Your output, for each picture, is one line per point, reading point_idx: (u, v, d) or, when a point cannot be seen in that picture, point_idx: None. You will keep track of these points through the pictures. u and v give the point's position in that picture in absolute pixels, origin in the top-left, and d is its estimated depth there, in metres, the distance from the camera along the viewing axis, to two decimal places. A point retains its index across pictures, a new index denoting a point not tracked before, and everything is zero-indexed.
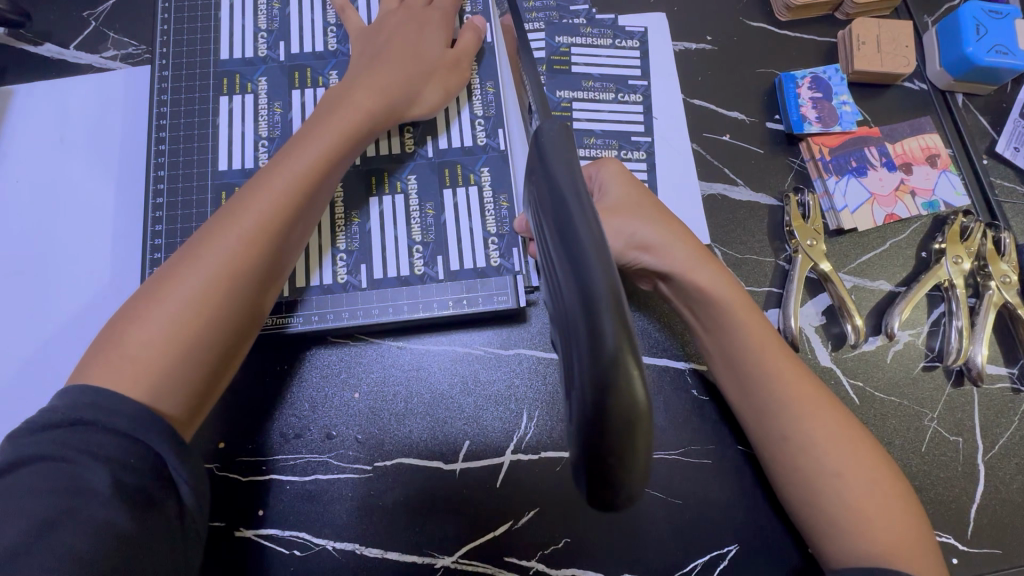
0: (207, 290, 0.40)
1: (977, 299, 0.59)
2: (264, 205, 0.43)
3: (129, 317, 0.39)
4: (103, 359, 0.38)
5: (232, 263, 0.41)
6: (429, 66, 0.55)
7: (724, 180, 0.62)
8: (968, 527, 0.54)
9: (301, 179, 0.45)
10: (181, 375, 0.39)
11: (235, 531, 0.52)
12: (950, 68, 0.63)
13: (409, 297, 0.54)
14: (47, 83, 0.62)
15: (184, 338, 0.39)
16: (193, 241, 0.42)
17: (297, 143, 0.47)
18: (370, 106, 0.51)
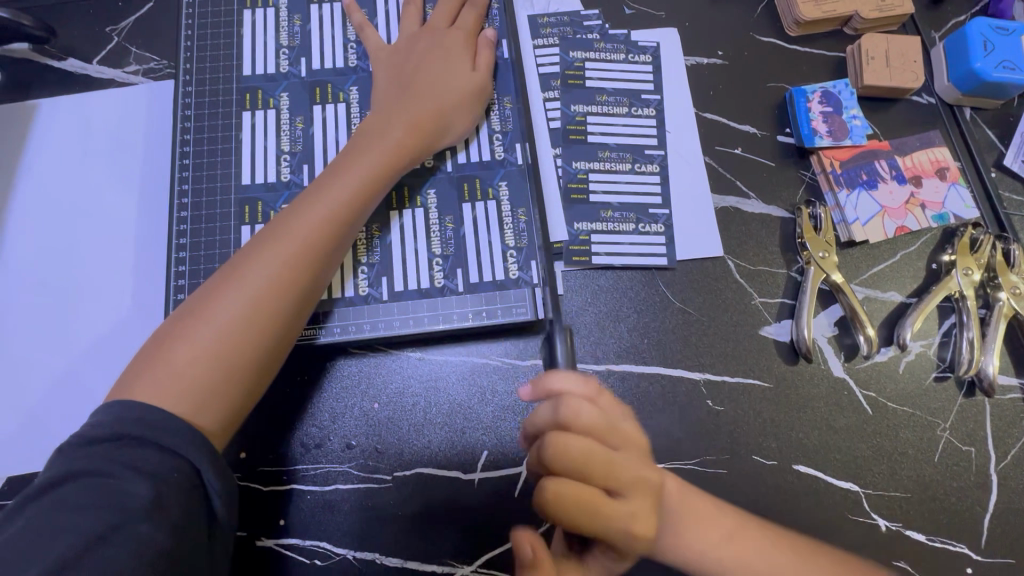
0: (249, 311, 0.44)
1: (987, 310, 0.59)
2: (305, 232, 0.47)
3: (174, 333, 0.43)
4: (148, 371, 0.41)
5: (273, 287, 0.45)
6: (456, 98, 0.56)
7: (736, 193, 0.63)
8: (982, 538, 0.54)
9: (339, 210, 0.49)
10: (219, 391, 0.42)
11: (256, 540, 0.53)
12: (958, 82, 0.64)
13: (428, 309, 0.55)
14: (71, 98, 0.63)
15: (225, 356, 0.43)
16: (236, 263, 0.46)
17: (334, 174, 0.50)
18: (403, 141, 0.53)
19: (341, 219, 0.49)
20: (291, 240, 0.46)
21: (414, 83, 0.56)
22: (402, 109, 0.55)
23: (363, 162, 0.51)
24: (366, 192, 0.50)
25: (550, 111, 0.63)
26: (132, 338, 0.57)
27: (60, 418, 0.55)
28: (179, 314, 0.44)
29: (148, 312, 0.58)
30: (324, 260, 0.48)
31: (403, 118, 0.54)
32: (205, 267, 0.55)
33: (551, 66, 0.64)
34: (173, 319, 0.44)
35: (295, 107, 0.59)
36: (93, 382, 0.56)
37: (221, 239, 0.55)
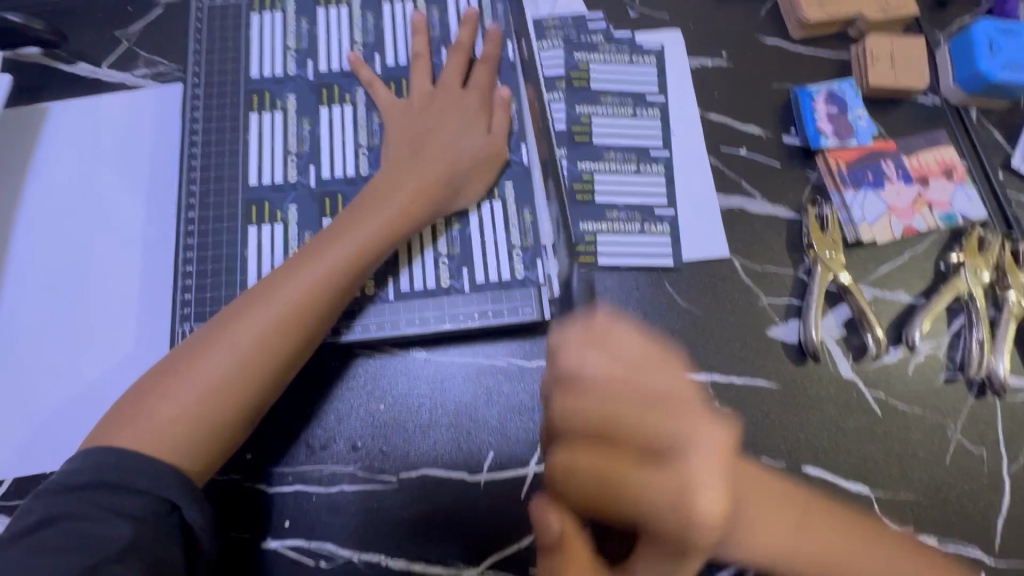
0: (232, 371, 0.46)
1: (997, 310, 0.59)
2: (294, 297, 0.48)
3: (160, 384, 0.46)
4: (130, 421, 0.44)
5: (255, 348, 0.47)
6: (466, 165, 0.56)
7: (742, 193, 0.63)
8: (995, 541, 0.54)
9: (327, 277, 0.50)
10: (196, 443, 0.44)
11: (262, 541, 0.52)
12: (963, 84, 0.64)
13: (429, 308, 0.55)
14: (80, 101, 0.64)
15: (204, 415, 0.45)
16: (225, 320, 0.48)
17: (328, 237, 0.51)
18: (403, 211, 0.53)
19: (328, 285, 0.49)
20: (279, 304, 0.48)
21: (425, 146, 0.57)
22: (408, 173, 0.55)
23: (359, 229, 0.52)
24: (358, 259, 0.51)
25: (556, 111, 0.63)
26: (139, 337, 0.57)
27: (66, 418, 0.55)
28: (166, 363, 0.47)
29: (155, 313, 0.58)
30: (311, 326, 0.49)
31: (410, 183, 0.55)
32: (212, 267, 0.55)
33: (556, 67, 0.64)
34: (159, 367, 0.47)
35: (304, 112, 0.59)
36: (100, 381, 0.56)
37: (227, 240, 0.56)
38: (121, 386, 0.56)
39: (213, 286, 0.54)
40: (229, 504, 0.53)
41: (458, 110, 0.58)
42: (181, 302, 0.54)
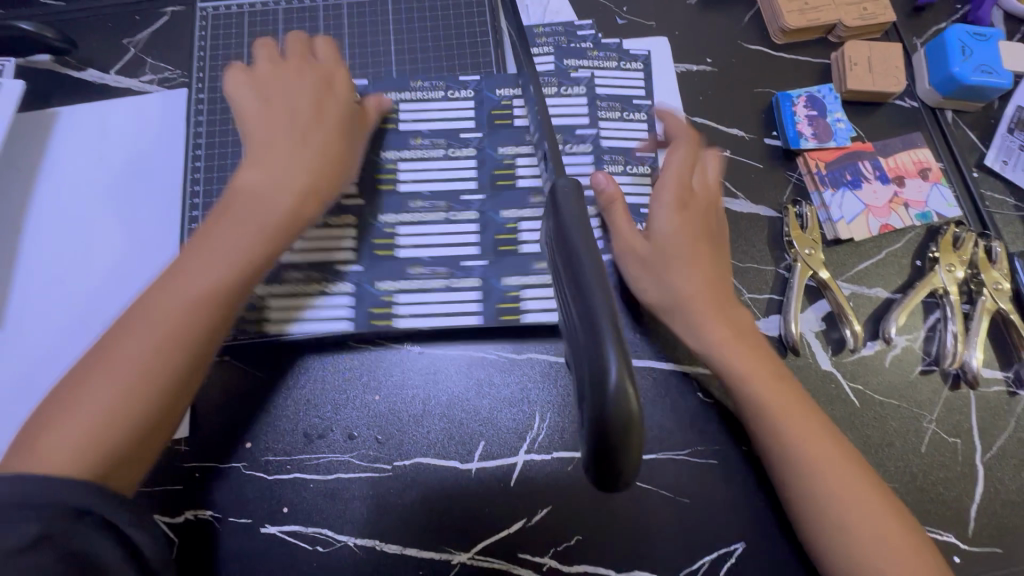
0: (128, 383, 0.41)
1: (971, 305, 0.61)
2: (179, 301, 0.44)
3: (45, 418, 0.40)
4: (17, 457, 0.39)
5: (149, 356, 0.42)
6: (342, 161, 0.55)
7: (725, 193, 0.65)
8: (969, 526, 0.55)
9: (219, 273, 0.46)
10: (97, 460, 0.40)
11: (260, 527, 0.54)
12: (938, 86, 0.66)
13: (412, 307, 0.58)
14: (88, 106, 0.66)
15: (109, 423, 0.40)
16: (119, 328, 0.43)
17: (212, 233, 0.48)
18: (290, 205, 0.50)
19: (229, 278, 0.46)
20: (166, 309, 0.44)
21: (286, 138, 0.53)
22: (274, 167, 0.51)
23: (247, 223, 0.48)
24: (255, 252, 0.48)
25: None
26: None
27: None
28: (48, 400, 0.42)
29: None
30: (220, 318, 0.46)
31: (271, 179, 0.51)
32: None
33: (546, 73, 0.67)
34: (43, 405, 0.41)
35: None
36: None
37: None
38: None
39: None
40: (229, 491, 0.55)
41: (315, 102, 0.56)
42: None
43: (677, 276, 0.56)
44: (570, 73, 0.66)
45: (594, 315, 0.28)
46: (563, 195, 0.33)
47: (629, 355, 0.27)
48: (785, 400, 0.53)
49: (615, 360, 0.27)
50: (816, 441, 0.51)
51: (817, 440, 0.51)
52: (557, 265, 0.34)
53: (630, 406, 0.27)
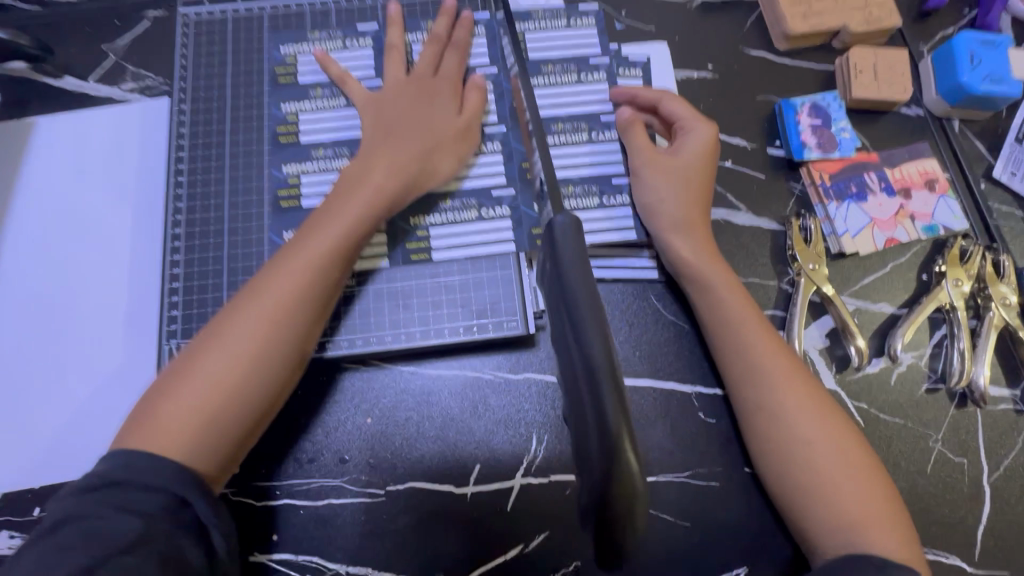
0: (236, 368, 0.45)
1: (978, 321, 0.59)
2: (287, 285, 0.47)
3: (160, 392, 0.44)
4: (137, 426, 0.43)
5: (257, 342, 0.45)
6: (440, 138, 0.55)
7: (726, 206, 0.63)
8: (975, 549, 0.54)
9: (319, 258, 0.48)
10: (208, 442, 0.43)
11: (249, 556, 0.53)
12: (946, 95, 0.64)
13: (451, 242, 0.57)
14: (66, 116, 0.64)
15: (211, 413, 0.44)
16: (220, 321, 0.46)
17: (321, 218, 0.50)
18: (384, 185, 0.52)
19: (326, 265, 0.48)
20: (273, 295, 0.47)
21: (397, 125, 0.54)
22: (385, 152, 0.53)
23: (344, 210, 0.50)
24: (350, 239, 0.50)
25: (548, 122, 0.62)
26: (128, 355, 0.57)
27: (54, 434, 0.55)
28: (167, 371, 0.45)
29: (143, 328, 0.58)
30: (318, 304, 0.48)
31: (384, 161, 0.52)
32: (199, 282, 0.55)
33: (541, 75, 0.63)
34: (162, 376, 0.45)
35: (312, 66, 0.61)
36: (89, 398, 0.56)
37: (215, 256, 0.56)
38: (109, 401, 0.56)
39: (200, 303, 0.54)
40: None
41: (425, 89, 0.57)
42: (168, 318, 0.54)
43: (680, 202, 0.56)
44: (568, 79, 0.63)
45: (590, 361, 0.28)
46: (560, 234, 0.32)
47: (626, 399, 0.28)
48: (811, 421, 0.48)
49: (611, 403, 0.27)
50: (835, 462, 0.47)
51: (833, 443, 0.47)
52: (551, 306, 0.33)
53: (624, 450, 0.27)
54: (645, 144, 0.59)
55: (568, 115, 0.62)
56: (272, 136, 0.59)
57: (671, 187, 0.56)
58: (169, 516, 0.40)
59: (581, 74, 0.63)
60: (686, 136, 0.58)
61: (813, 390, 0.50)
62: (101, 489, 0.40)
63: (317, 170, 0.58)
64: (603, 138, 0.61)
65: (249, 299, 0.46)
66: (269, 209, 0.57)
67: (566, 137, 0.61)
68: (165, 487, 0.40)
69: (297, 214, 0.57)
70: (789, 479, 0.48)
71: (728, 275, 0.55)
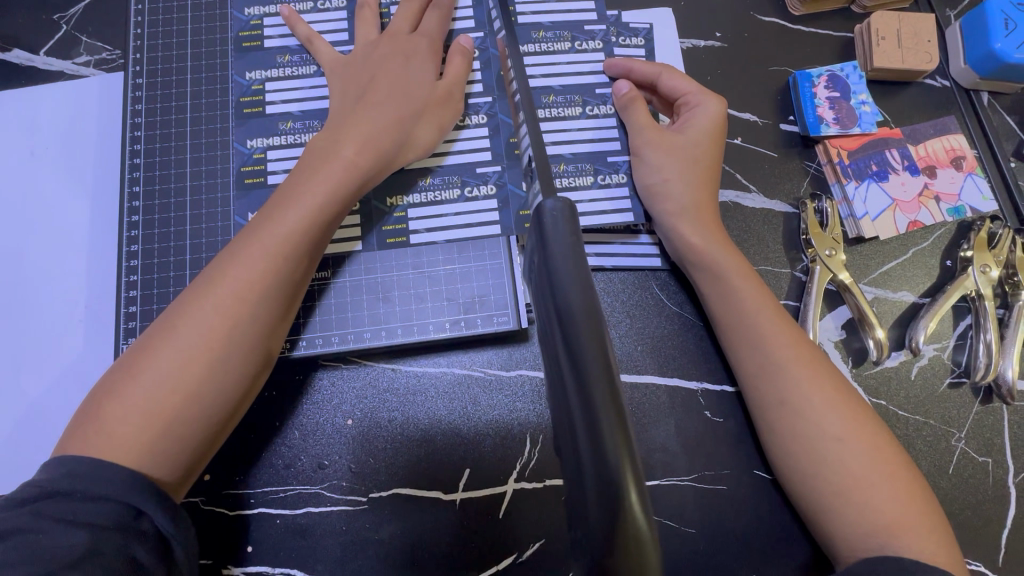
0: (191, 364, 0.40)
1: (1005, 309, 0.55)
2: (249, 272, 0.42)
3: (106, 393, 0.40)
4: (82, 429, 0.39)
5: (216, 335, 0.41)
6: (417, 105, 0.50)
7: (736, 187, 0.58)
8: (1000, 554, 0.51)
9: (285, 242, 0.43)
10: (163, 447, 0.39)
11: (223, 569, 0.49)
12: (975, 65, 0.59)
13: (432, 223, 0.53)
14: (15, 93, 0.58)
15: (164, 415, 0.39)
16: (173, 314, 0.42)
17: (287, 197, 0.45)
18: (357, 159, 0.46)
19: (294, 250, 0.44)
20: (232, 283, 0.42)
21: (369, 93, 0.49)
22: (357, 123, 0.48)
23: (313, 188, 0.45)
24: (319, 221, 0.45)
25: (539, 95, 0.56)
26: (87, 354, 0.53)
27: (8, 440, 0.51)
28: (115, 366, 0.41)
29: (104, 325, 0.53)
30: (286, 293, 0.44)
31: (356, 133, 0.47)
32: (159, 276, 0.50)
33: (531, 43, 0.57)
34: (109, 373, 0.41)
35: (280, 31, 0.55)
36: (46, 401, 0.52)
37: (176, 246, 0.51)
38: (67, 404, 0.52)
39: (161, 297, 0.50)
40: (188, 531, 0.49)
41: (400, 51, 0.52)
42: (125, 315, 0.49)
43: (686, 182, 0.51)
44: (565, 48, 0.58)
45: (582, 369, 0.24)
46: (550, 222, 0.27)
47: (627, 420, 0.23)
48: (836, 422, 0.44)
49: (608, 424, 0.22)
50: (865, 467, 0.42)
51: (858, 449, 0.43)
52: (538, 304, 0.29)
53: (626, 490, 0.22)
54: (647, 120, 0.54)
55: (562, 87, 0.57)
56: (235, 107, 0.53)
57: (675, 168, 0.52)
58: (124, 535, 0.35)
59: (576, 41, 0.58)
60: (692, 111, 0.53)
61: (837, 388, 0.45)
62: (47, 502, 0.35)
63: (286, 144, 0.52)
64: (600, 113, 0.56)
65: (205, 289, 0.42)
66: (232, 192, 0.52)
67: (560, 112, 0.56)
68: (116, 503, 0.36)
69: (260, 194, 0.51)
70: (811, 486, 0.43)
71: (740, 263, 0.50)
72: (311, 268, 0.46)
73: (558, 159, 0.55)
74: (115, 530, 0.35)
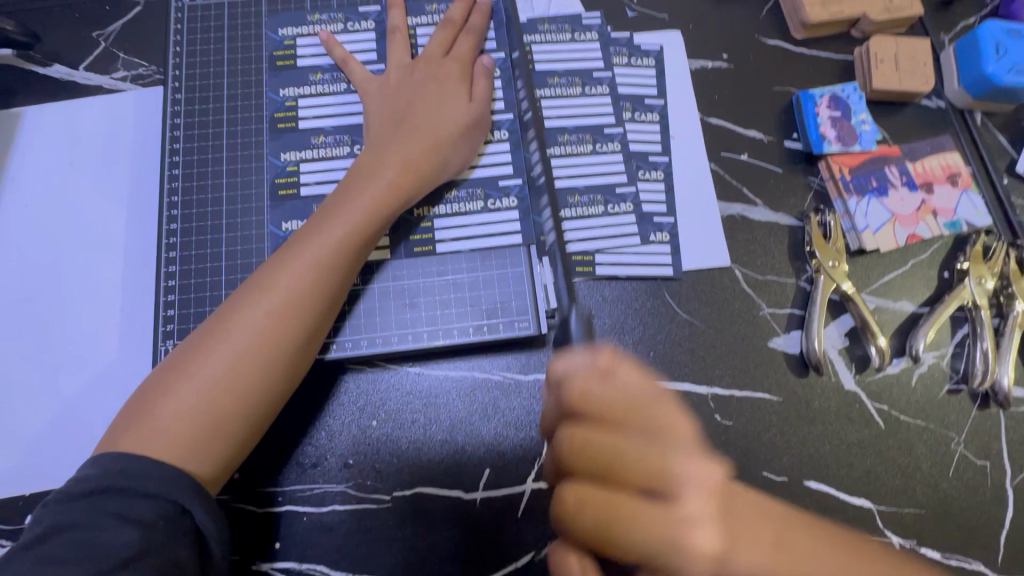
0: (240, 366, 0.43)
1: (1001, 319, 0.58)
2: (297, 280, 0.45)
3: (157, 390, 0.42)
4: (133, 425, 0.41)
5: (263, 340, 0.43)
6: (450, 128, 0.53)
7: (743, 201, 0.61)
8: (999, 554, 0.53)
9: (330, 253, 0.46)
10: (207, 443, 0.41)
11: (252, 564, 0.51)
12: (970, 87, 0.62)
13: (456, 232, 0.55)
14: (55, 106, 0.61)
15: (210, 414, 0.41)
16: (221, 318, 0.44)
17: (330, 213, 0.48)
18: (397, 181, 0.50)
19: (336, 262, 0.46)
20: (280, 291, 0.45)
21: (404, 117, 0.53)
22: (396, 147, 0.51)
23: (353, 206, 0.48)
24: (361, 236, 0.48)
25: (554, 135, 0.60)
26: (122, 356, 0.55)
27: (45, 439, 0.53)
28: (166, 365, 0.43)
29: (140, 327, 0.56)
30: (326, 302, 0.46)
31: (396, 155, 0.50)
32: (196, 281, 0.53)
33: (547, 89, 0.61)
34: (161, 370, 0.43)
35: (313, 51, 0.58)
36: (82, 401, 0.54)
37: (212, 253, 0.53)
38: (101, 404, 0.54)
39: (198, 301, 0.52)
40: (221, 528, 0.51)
41: (431, 75, 0.55)
42: (163, 319, 0.51)
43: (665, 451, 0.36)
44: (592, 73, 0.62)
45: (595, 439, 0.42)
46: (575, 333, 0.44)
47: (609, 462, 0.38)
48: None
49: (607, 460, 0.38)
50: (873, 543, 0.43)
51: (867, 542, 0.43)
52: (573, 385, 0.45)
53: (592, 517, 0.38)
54: (574, 404, 0.38)
55: (575, 127, 0.61)
56: (270, 122, 0.56)
57: (591, 503, 0.36)
58: (170, 531, 0.37)
59: (586, 87, 0.62)
60: (601, 395, 0.38)
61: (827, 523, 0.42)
62: (98, 498, 0.37)
63: (318, 158, 0.55)
64: (607, 151, 0.60)
65: (252, 297, 0.44)
66: (267, 203, 0.54)
67: (573, 150, 0.60)
68: (162, 499, 0.38)
69: (294, 204, 0.54)
70: None
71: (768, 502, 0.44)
72: (350, 280, 0.48)
73: (571, 191, 0.59)
74: (160, 526, 0.37)
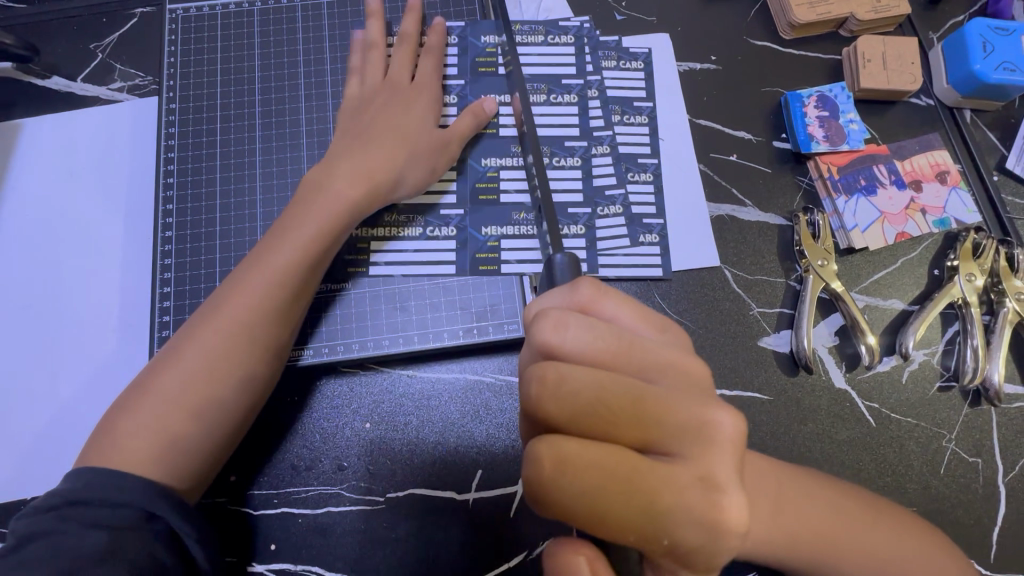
0: (197, 381, 0.43)
1: (992, 316, 0.58)
2: (251, 295, 0.46)
3: (122, 409, 0.43)
4: (98, 444, 0.42)
5: (220, 354, 0.44)
6: (412, 149, 0.54)
7: (732, 201, 0.62)
8: (992, 552, 0.53)
9: (282, 266, 0.47)
10: (174, 457, 0.42)
11: (247, 566, 0.51)
12: (958, 85, 0.62)
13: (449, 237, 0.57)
14: (54, 117, 0.62)
15: (172, 428, 0.42)
16: (182, 338, 0.45)
17: (285, 229, 0.49)
18: (347, 194, 0.50)
19: (289, 276, 0.47)
20: (235, 308, 0.45)
21: (366, 139, 0.53)
22: (353, 161, 0.52)
23: (306, 221, 0.49)
24: (313, 248, 0.48)
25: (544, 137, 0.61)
26: (120, 362, 0.56)
27: (45, 445, 0.54)
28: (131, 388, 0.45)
29: (136, 334, 0.57)
30: (282, 315, 0.47)
31: (348, 169, 0.51)
32: (191, 288, 0.53)
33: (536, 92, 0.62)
34: (127, 392, 0.45)
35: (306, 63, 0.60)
36: (80, 407, 0.55)
37: (207, 260, 0.54)
38: (99, 410, 0.55)
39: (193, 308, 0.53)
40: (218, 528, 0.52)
41: (406, 95, 0.56)
42: (159, 324, 0.53)
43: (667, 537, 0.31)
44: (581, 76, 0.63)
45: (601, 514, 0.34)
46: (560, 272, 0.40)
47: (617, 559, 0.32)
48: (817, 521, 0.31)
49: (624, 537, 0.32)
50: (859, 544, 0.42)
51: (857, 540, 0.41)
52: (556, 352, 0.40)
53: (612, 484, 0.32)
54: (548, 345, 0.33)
55: (565, 129, 0.61)
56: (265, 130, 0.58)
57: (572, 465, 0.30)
58: (145, 538, 0.37)
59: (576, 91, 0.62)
60: (580, 331, 0.32)
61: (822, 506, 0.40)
62: (81, 508, 0.38)
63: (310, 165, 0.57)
64: (597, 153, 0.61)
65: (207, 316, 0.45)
66: (261, 210, 0.55)
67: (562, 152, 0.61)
68: (137, 509, 0.38)
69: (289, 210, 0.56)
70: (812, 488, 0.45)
71: (756, 489, 0.42)
72: (307, 293, 0.49)
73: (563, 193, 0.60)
74: (137, 533, 0.37)
